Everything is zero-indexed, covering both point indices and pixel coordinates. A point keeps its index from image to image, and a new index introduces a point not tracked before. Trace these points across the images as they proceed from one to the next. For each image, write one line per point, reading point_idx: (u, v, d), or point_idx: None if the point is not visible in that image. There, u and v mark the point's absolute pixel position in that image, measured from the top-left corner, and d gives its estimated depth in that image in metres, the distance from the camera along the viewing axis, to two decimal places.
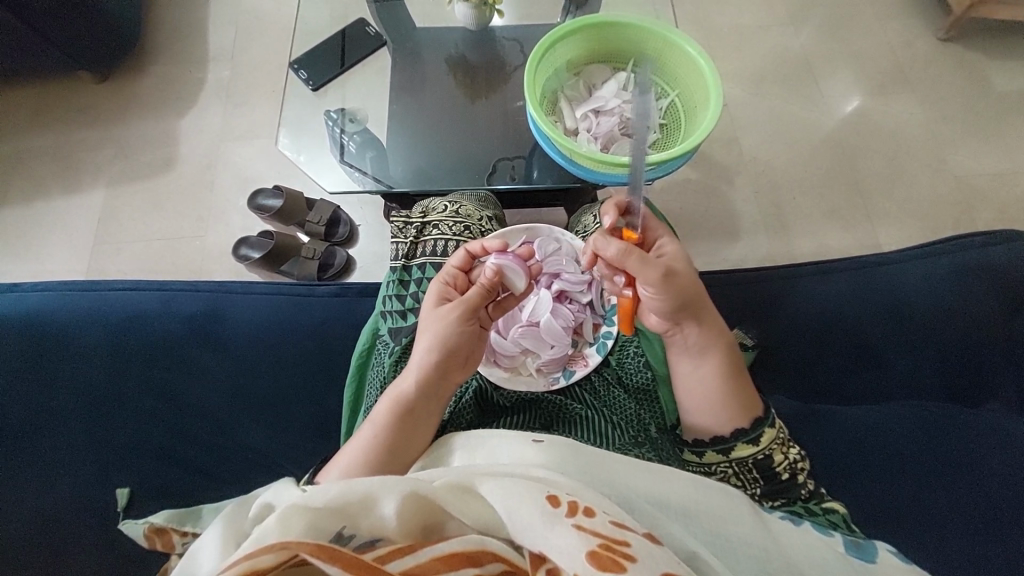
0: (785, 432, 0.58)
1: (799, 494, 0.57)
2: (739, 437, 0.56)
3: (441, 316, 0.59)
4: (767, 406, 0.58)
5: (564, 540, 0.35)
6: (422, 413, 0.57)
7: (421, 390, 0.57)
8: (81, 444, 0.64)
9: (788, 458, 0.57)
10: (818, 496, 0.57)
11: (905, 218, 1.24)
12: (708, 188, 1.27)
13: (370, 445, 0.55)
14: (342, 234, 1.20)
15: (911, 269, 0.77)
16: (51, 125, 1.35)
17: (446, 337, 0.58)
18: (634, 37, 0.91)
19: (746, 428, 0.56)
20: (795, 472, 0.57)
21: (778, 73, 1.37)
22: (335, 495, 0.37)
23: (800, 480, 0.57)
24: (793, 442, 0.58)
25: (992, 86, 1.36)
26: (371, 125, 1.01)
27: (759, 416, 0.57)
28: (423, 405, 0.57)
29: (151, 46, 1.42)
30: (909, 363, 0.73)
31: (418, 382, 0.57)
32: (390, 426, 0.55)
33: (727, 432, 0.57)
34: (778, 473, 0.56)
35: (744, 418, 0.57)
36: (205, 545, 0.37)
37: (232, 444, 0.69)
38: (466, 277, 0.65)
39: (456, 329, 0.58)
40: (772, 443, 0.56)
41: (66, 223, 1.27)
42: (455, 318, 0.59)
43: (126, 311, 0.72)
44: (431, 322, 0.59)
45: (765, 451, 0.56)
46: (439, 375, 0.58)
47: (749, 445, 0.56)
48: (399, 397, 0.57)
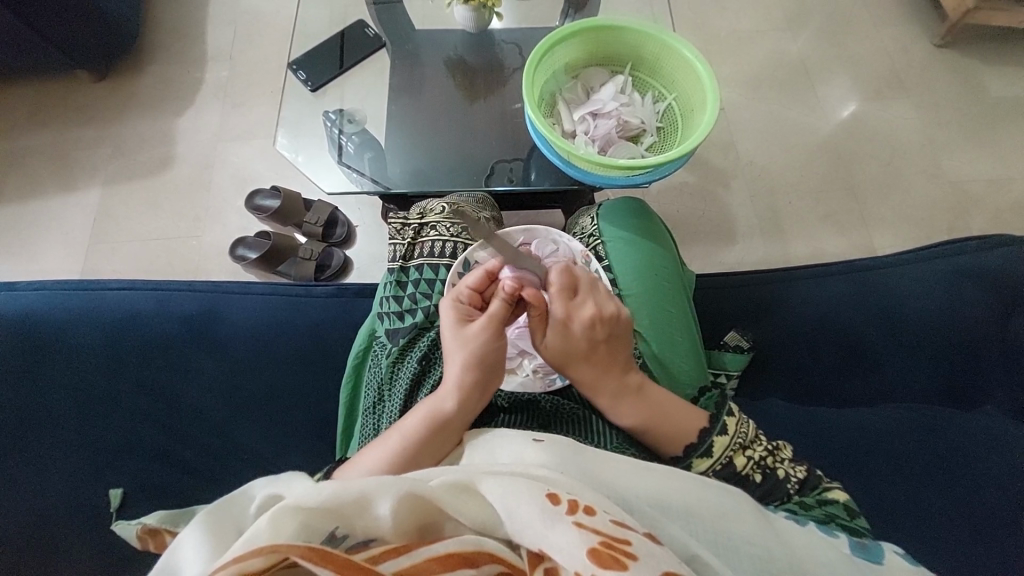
0: (743, 435, 0.58)
1: (788, 489, 0.56)
2: (691, 454, 0.58)
3: (474, 336, 0.60)
4: (712, 416, 0.59)
5: (564, 537, 0.35)
6: (464, 427, 0.58)
7: (460, 407, 0.58)
8: (74, 443, 0.63)
9: (754, 458, 0.57)
10: (814, 484, 0.56)
11: (901, 222, 1.25)
12: (706, 191, 1.27)
13: (405, 461, 0.54)
14: (340, 234, 1.21)
15: (906, 272, 0.78)
16: (48, 124, 1.35)
17: (481, 355, 0.59)
18: (633, 41, 0.92)
19: (695, 444, 0.58)
20: (770, 469, 0.56)
21: (775, 78, 1.38)
22: (328, 496, 0.36)
23: (783, 476, 0.56)
24: (756, 440, 0.58)
25: (987, 92, 1.37)
26: (370, 126, 1.01)
27: (704, 428, 0.58)
28: (464, 420, 0.58)
29: (150, 46, 1.42)
30: (904, 366, 0.74)
31: (459, 398, 0.58)
32: (427, 441, 0.55)
33: (678, 452, 0.58)
34: (748, 476, 0.56)
35: (688, 435, 0.58)
36: (191, 545, 0.36)
37: (228, 444, 0.69)
38: (481, 296, 0.65)
39: (493, 345, 0.60)
40: (727, 450, 0.57)
41: (62, 223, 1.26)
42: (489, 336, 0.60)
43: (122, 310, 0.71)
44: (464, 342, 0.60)
45: (722, 460, 0.57)
46: (479, 391, 0.59)
47: (705, 458, 0.57)
48: (438, 414, 0.56)
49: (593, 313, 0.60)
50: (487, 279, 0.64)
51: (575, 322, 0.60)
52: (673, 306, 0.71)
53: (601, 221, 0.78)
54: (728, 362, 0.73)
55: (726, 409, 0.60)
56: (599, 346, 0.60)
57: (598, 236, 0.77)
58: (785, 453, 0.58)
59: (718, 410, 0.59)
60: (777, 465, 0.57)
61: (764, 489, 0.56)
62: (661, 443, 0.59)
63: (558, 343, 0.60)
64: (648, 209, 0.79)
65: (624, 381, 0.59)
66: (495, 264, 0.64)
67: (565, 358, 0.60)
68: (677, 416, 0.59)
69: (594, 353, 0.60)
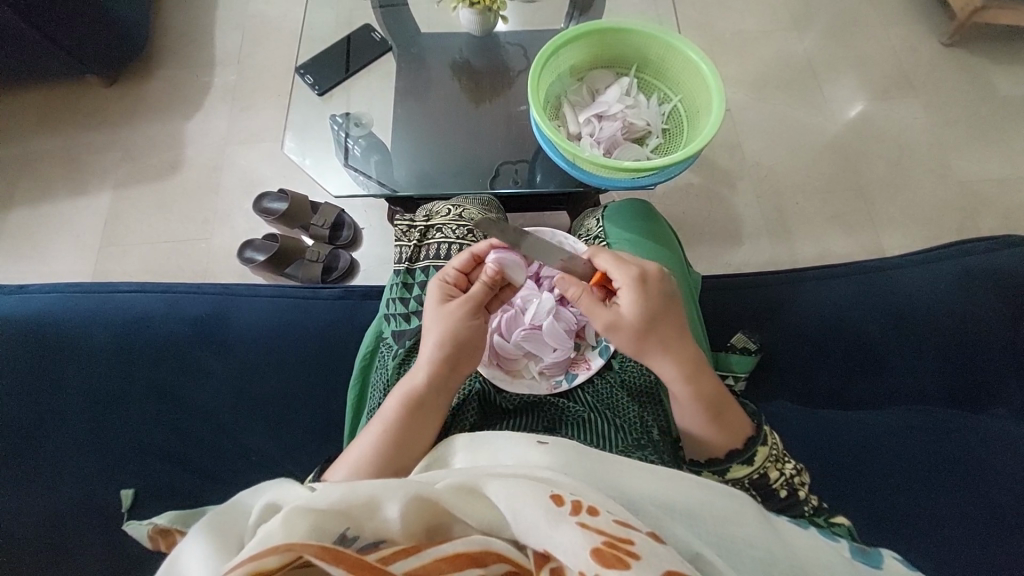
0: (779, 450, 0.59)
1: (804, 509, 0.57)
2: (734, 459, 0.58)
3: (452, 312, 0.62)
4: (756, 424, 0.59)
5: (569, 538, 0.36)
6: (435, 406, 0.58)
7: (431, 384, 0.58)
8: (86, 444, 0.64)
9: (784, 475, 0.57)
10: (824, 510, 0.58)
11: (909, 223, 1.24)
12: (712, 192, 1.27)
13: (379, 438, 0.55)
14: (347, 236, 1.21)
15: (914, 273, 0.77)
16: (60, 129, 1.36)
17: (455, 331, 0.60)
18: (638, 43, 0.92)
19: (741, 449, 0.58)
20: (795, 488, 0.58)
21: (782, 78, 1.38)
22: (339, 498, 0.37)
23: (803, 497, 0.57)
24: (787, 458, 0.59)
25: (996, 92, 1.36)
26: (376, 130, 1.01)
27: (750, 435, 0.58)
28: (437, 398, 0.58)
29: (159, 51, 1.44)
30: (914, 368, 0.73)
31: (431, 375, 0.59)
32: (400, 418, 0.56)
33: (722, 455, 0.58)
34: (776, 491, 0.57)
35: (736, 440, 0.58)
36: (203, 547, 0.36)
37: (237, 445, 0.70)
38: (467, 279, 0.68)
39: (465, 324, 0.61)
40: (767, 461, 0.58)
41: (73, 226, 1.28)
42: (465, 314, 0.62)
43: (132, 312, 0.72)
44: (441, 318, 0.62)
45: (760, 470, 0.57)
46: (451, 370, 0.60)
47: (744, 466, 0.58)
48: (411, 390, 0.58)
49: (658, 271, 0.61)
50: (473, 263, 0.67)
51: (650, 279, 0.60)
52: None
53: (606, 223, 0.78)
54: (734, 364, 0.73)
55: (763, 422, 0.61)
56: (671, 306, 0.60)
57: (603, 238, 0.77)
58: (805, 475, 0.59)
59: (758, 420, 0.60)
60: (801, 485, 0.58)
61: (786, 504, 0.57)
62: (729, 422, 0.58)
63: (641, 304, 0.58)
64: (654, 212, 0.79)
65: (696, 350, 0.59)
66: (480, 249, 0.68)
67: (650, 321, 0.58)
68: (732, 402, 0.59)
69: (668, 313, 0.59)
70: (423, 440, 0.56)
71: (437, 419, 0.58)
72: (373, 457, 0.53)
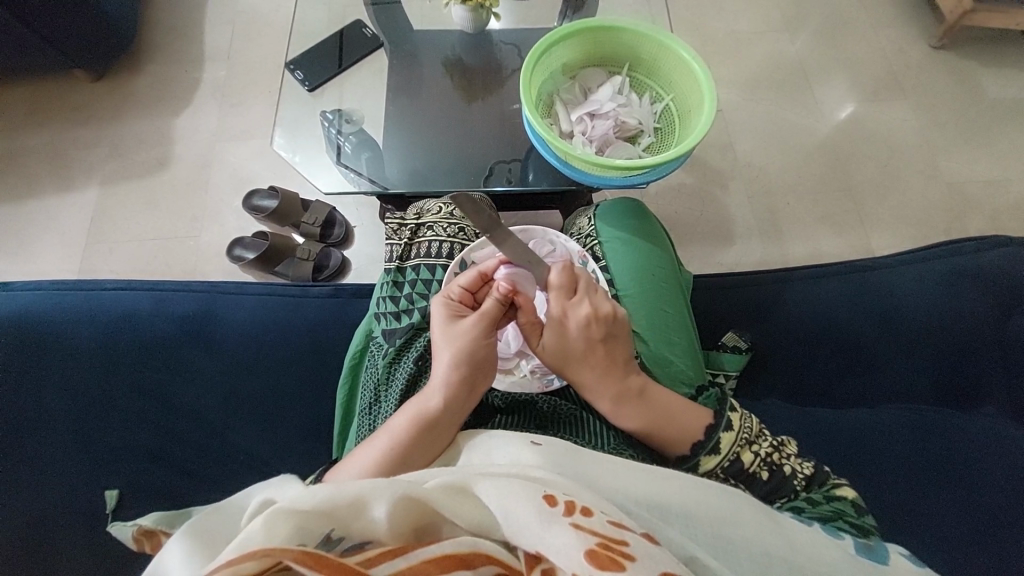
0: (748, 430, 0.57)
1: (795, 486, 0.56)
2: (699, 452, 0.57)
3: (466, 332, 0.60)
4: (716, 412, 0.59)
5: (561, 539, 0.35)
6: (452, 426, 0.57)
7: (447, 405, 0.57)
8: (71, 444, 0.62)
9: (759, 454, 0.56)
10: (823, 480, 0.56)
11: (899, 223, 1.25)
12: (704, 192, 1.27)
13: (391, 460, 0.53)
14: (338, 235, 1.20)
15: (904, 273, 0.78)
16: (46, 124, 1.34)
17: (470, 351, 0.59)
18: (631, 41, 0.91)
19: (702, 441, 0.57)
20: (778, 465, 0.56)
21: (773, 79, 1.38)
22: (323, 498, 0.36)
23: (790, 472, 0.56)
24: (762, 436, 0.58)
25: (984, 94, 1.37)
26: (367, 127, 1.01)
27: (709, 424, 0.58)
28: (452, 418, 0.57)
29: (148, 47, 1.42)
30: (902, 367, 0.73)
31: (446, 397, 0.57)
32: (412, 440, 0.54)
33: (687, 451, 0.58)
34: (755, 474, 0.56)
35: (678, 447, 0.58)
36: (182, 553, 0.36)
37: (224, 445, 0.69)
38: (473, 296, 0.65)
39: (482, 344, 0.60)
40: (734, 446, 0.57)
41: (59, 224, 1.26)
42: (479, 333, 0.60)
43: (117, 310, 0.71)
44: (455, 338, 0.60)
45: (730, 457, 0.57)
46: (467, 390, 0.59)
47: (712, 456, 0.57)
48: (425, 411, 0.56)
49: (589, 312, 0.60)
50: (480, 280, 0.64)
51: (572, 320, 0.61)
52: (669, 305, 0.71)
53: (598, 221, 0.78)
54: (725, 362, 0.73)
55: (731, 404, 0.59)
56: (596, 346, 0.60)
57: (595, 237, 0.77)
58: (791, 448, 0.58)
59: (722, 405, 0.59)
60: (783, 461, 0.57)
61: (773, 485, 0.56)
62: (666, 443, 0.59)
63: (558, 341, 0.61)
64: (645, 208, 0.78)
65: (625, 384, 0.59)
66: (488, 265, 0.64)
67: (564, 359, 0.61)
68: (680, 422, 0.58)
69: (592, 353, 0.60)
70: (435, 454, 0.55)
71: (451, 438, 0.57)
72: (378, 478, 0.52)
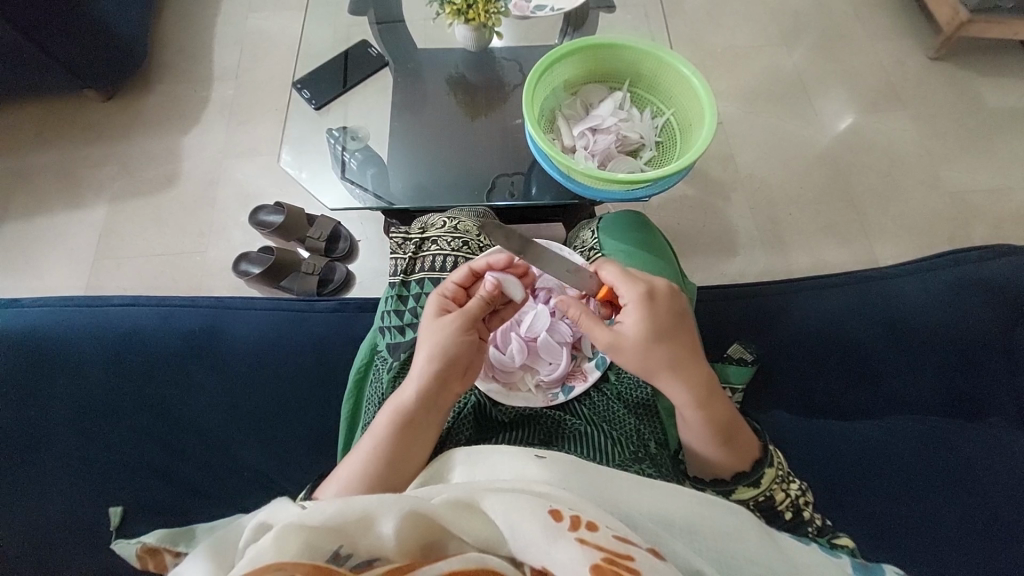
0: (783, 471, 0.59)
1: (809, 530, 0.57)
2: (739, 482, 0.57)
3: (442, 326, 0.60)
4: (763, 446, 0.58)
5: (566, 554, 0.36)
6: (423, 420, 0.57)
7: (420, 400, 0.57)
8: (75, 462, 0.63)
9: (790, 496, 0.58)
10: (828, 531, 0.57)
11: (902, 233, 1.25)
12: (706, 204, 1.28)
13: (369, 457, 0.54)
14: (342, 249, 1.21)
15: (907, 284, 0.78)
16: (56, 144, 1.36)
17: (446, 347, 0.59)
18: (630, 57, 0.93)
19: (747, 472, 0.57)
20: (799, 509, 0.57)
21: (772, 92, 1.40)
22: (333, 514, 0.35)
23: (807, 518, 0.57)
24: (792, 478, 0.59)
25: (983, 104, 1.38)
26: (372, 143, 1.02)
27: (758, 458, 0.58)
28: (427, 415, 0.57)
29: (157, 67, 1.45)
30: (909, 378, 0.73)
31: (420, 389, 0.57)
32: (384, 432, 0.55)
33: (727, 477, 0.58)
34: (781, 512, 0.57)
35: (742, 463, 0.58)
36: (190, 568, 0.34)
37: (228, 461, 0.69)
38: (466, 293, 0.67)
39: (455, 338, 0.60)
40: (772, 483, 0.57)
41: (68, 240, 1.27)
42: (456, 328, 0.61)
43: (124, 327, 0.71)
44: (433, 332, 0.60)
45: (766, 493, 0.57)
46: (440, 386, 0.58)
47: (749, 488, 0.57)
48: (402, 407, 0.57)
49: (667, 287, 0.60)
50: (472, 278, 0.66)
51: (659, 295, 0.59)
52: None
53: (601, 234, 0.78)
54: (731, 375, 0.73)
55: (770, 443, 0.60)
56: (681, 324, 0.59)
57: (598, 250, 0.77)
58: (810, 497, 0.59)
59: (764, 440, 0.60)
60: (805, 506, 0.58)
61: (792, 525, 0.57)
62: (739, 447, 0.58)
63: (651, 320, 0.58)
64: (649, 222, 0.79)
65: (710, 374, 0.59)
66: (480, 263, 0.66)
67: (656, 340, 0.57)
68: (744, 428, 0.59)
69: (679, 332, 0.58)
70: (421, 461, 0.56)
71: (427, 435, 0.57)
72: (367, 474, 0.53)
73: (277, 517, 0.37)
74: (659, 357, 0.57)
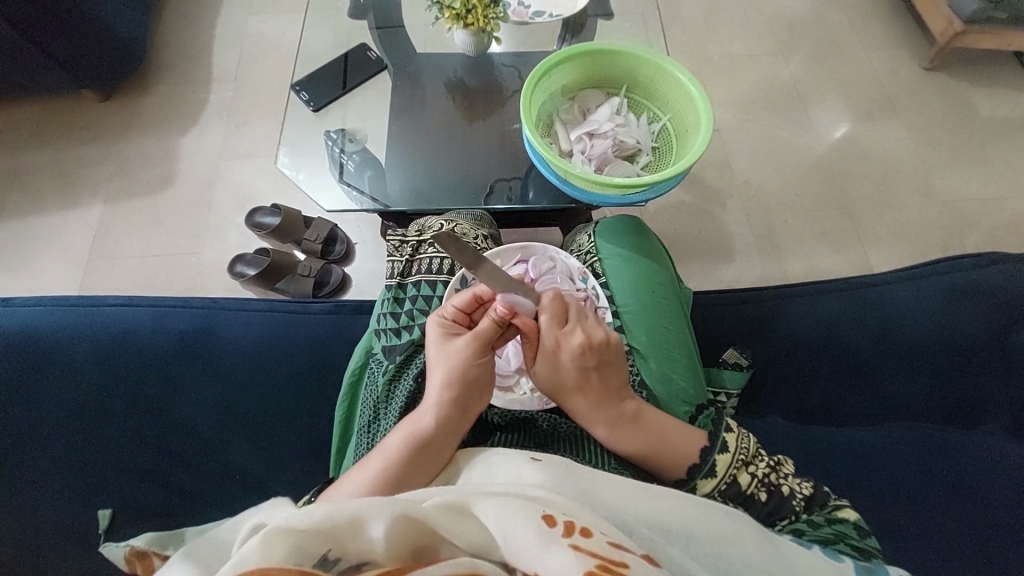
0: (744, 451, 0.57)
1: (794, 507, 0.55)
2: (694, 476, 0.57)
3: (456, 353, 0.59)
4: (711, 434, 0.58)
5: (559, 560, 0.35)
6: (447, 447, 0.56)
7: (440, 425, 0.56)
8: (66, 461, 0.62)
9: (756, 476, 0.56)
10: (823, 502, 0.56)
11: (896, 240, 1.26)
12: (702, 211, 1.28)
13: (382, 478, 0.53)
14: (338, 252, 1.21)
15: (901, 290, 0.78)
16: (53, 143, 1.36)
17: (461, 373, 0.58)
18: (628, 64, 0.93)
19: (699, 465, 0.57)
20: (774, 486, 0.56)
21: (769, 100, 1.41)
22: (320, 518, 0.35)
23: (788, 492, 0.56)
24: (758, 457, 0.57)
25: (976, 114, 1.39)
26: (370, 145, 1.02)
27: (705, 446, 0.57)
28: (445, 438, 0.56)
29: (156, 68, 1.45)
30: (902, 385, 0.73)
31: (440, 416, 0.56)
32: (405, 460, 0.54)
33: (682, 474, 0.57)
34: (753, 495, 0.56)
35: (689, 454, 0.57)
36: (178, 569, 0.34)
37: (219, 463, 0.68)
38: (468, 316, 0.64)
39: (472, 363, 0.59)
40: (730, 467, 0.56)
41: (61, 240, 1.27)
42: (471, 353, 0.59)
43: (118, 327, 0.71)
44: (447, 359, 0.59)
45: (727, 479, 0.56)
46: (459, 410, 0.58)
47: (709, 479, 0.57)
48: (418, 431, 0.55)
49: (582, 341, 0.59)
50: (475, 302, 0.63)
51: (564, 351, 0.59)
52: (671, 322, 0.71)
53: (598, 238, 0.79)
54: (727, 380, 0.73)
55: (725, 425, 0.59)
56: (590, 374, 0.59)
57: (595, 254, 0.78)
58: (787, 468, 0.58)
59: (716, 427, 0.59)
60: (781, 481, 0.56)
61: (772, 505, 0.55)
62: (668, 466, 0.58)
63: (549, 373, 0.60)
64: (644, 226, 0.79)
65: (620, 411, 0.58)
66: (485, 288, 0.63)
67: (555, 392, 0.61)
68: (678, 443, 0.58)
69: (585, 383, 0.59)
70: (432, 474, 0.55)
71: (449, 457, 0.56)
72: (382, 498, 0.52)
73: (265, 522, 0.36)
74: (564, 399, 0.60)
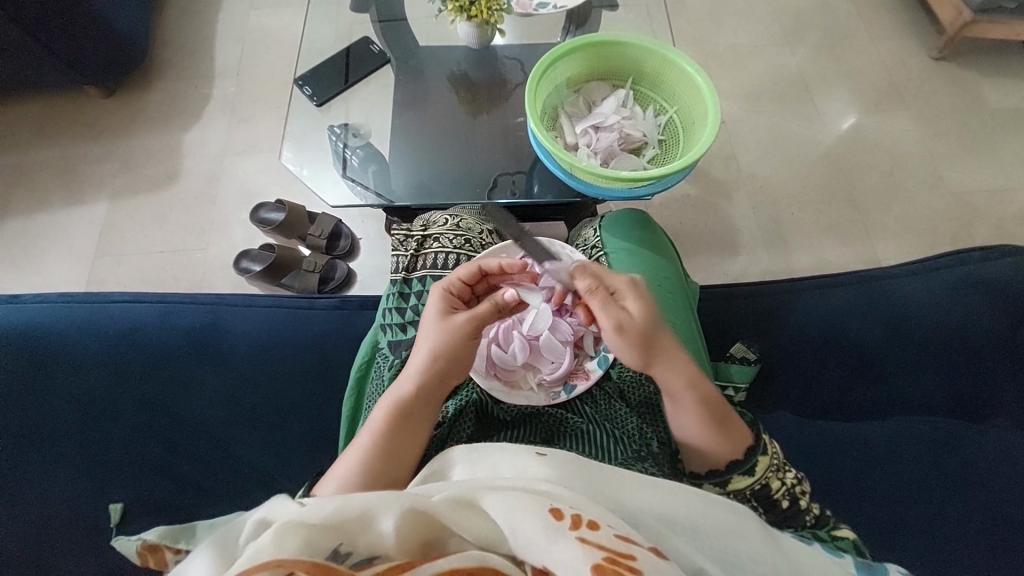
0: (778, 458, 0.57)
1: (804, 520, 0.56)
2: (733, 470, 0.56)
3: (449, 328, 0.59)
4: (756, 433, 0.58)
5: (567, 553, 0.35)
6: (426, 421, 0.57)
7: (423, 399, 0.57)
8: (76, 458, 0.63)
9: (786, 484, 0.56)
10: (826, 522, 0.56)
11: (904, 232, 1.25)
12: (707, 203, 1.28)
13: (364, 452, 0.53)
14: (343, 247, 1.21)
15: (911, 282, 0.77)
16: (57, 140, 1.36)
17: (448, 349, 0.58)
18: (634, 55, 0.92)
19: (740, 461, 0.56)
20: (796, 497, 0.56)
21: (775, 91, 1.39)
22: (331, 512, 0.35)
23: (805, 506, 0.56)
24: (789, 467, 0.58)
25: (985, 104, 1.38)
26: (374, 140, 1.02)
27: (751, 445, 0.57)
28: (425, 412, 0.57)
29: (159, 63, 1.44)
30: (911, 379, 0.73)
31: (424, 390, 0.57)
32: (390, 431, 0.54)
33: (722, 466, 0.57)
34: (777, 501, 0.56)
35: (734, 452, 0.56)
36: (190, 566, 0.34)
37: (228, 459, 0.69)
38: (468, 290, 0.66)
39: (461, 341, 0.59)
40: (768, 471, 0.56)
41: (67, 236, 1.27)
42: (463, 329, 0.59)
43: (125, 323, 0.71)
44: (438, 334, 0.59)
45: (761, 481, 0.56)
46: (442, 385, 0.58)
47: (745, 477, 0.56)
48: (400, 403, 0.56)
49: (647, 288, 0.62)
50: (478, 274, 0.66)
51: (643, 290, 0.61)
52: (677, 316, 0.70)
53: (603, 232, 0.78)
54: (735, 374, 0.72)
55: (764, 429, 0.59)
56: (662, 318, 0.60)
57: (601, 248, 0.77)
58: (807, 486, 0.58)
59: (756, 427, 0.59)
60: (803, 495, 0.56)
61: (788, 514, 0.56)
62: (730, 432, 0.57)
63: (643, 312, 0.59)
64: (650, 220, 0.79)
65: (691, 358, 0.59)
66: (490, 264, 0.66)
67: (648, 336, 0.58)
68: (731, 416, 0.58)
69: (662, 324, 0.59)
70: (412, 450, 0.55)
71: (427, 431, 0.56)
72: (363, 473, 0.52)
73: (275, 516, 0.36)
74: (652, 338, 0.58)
